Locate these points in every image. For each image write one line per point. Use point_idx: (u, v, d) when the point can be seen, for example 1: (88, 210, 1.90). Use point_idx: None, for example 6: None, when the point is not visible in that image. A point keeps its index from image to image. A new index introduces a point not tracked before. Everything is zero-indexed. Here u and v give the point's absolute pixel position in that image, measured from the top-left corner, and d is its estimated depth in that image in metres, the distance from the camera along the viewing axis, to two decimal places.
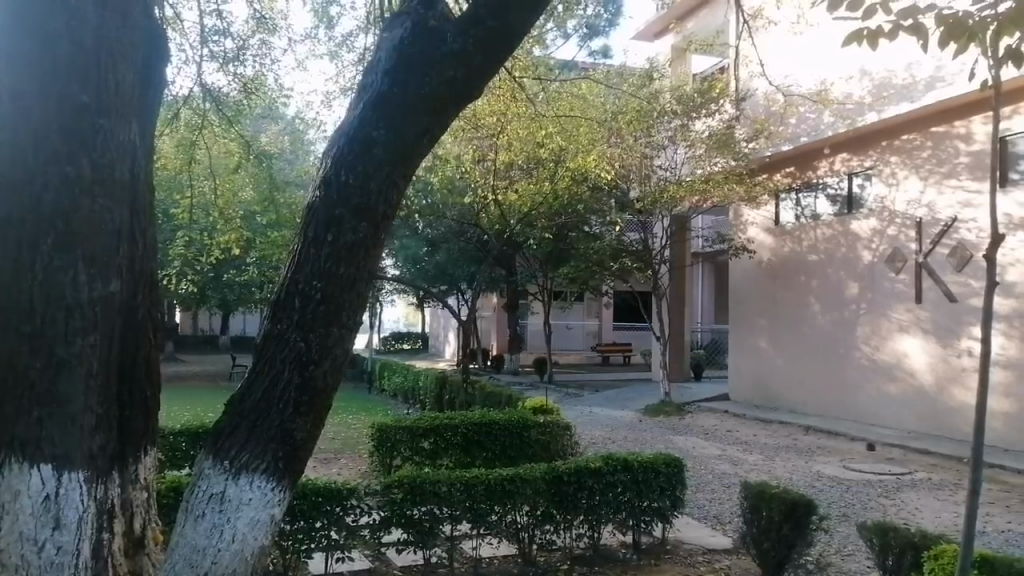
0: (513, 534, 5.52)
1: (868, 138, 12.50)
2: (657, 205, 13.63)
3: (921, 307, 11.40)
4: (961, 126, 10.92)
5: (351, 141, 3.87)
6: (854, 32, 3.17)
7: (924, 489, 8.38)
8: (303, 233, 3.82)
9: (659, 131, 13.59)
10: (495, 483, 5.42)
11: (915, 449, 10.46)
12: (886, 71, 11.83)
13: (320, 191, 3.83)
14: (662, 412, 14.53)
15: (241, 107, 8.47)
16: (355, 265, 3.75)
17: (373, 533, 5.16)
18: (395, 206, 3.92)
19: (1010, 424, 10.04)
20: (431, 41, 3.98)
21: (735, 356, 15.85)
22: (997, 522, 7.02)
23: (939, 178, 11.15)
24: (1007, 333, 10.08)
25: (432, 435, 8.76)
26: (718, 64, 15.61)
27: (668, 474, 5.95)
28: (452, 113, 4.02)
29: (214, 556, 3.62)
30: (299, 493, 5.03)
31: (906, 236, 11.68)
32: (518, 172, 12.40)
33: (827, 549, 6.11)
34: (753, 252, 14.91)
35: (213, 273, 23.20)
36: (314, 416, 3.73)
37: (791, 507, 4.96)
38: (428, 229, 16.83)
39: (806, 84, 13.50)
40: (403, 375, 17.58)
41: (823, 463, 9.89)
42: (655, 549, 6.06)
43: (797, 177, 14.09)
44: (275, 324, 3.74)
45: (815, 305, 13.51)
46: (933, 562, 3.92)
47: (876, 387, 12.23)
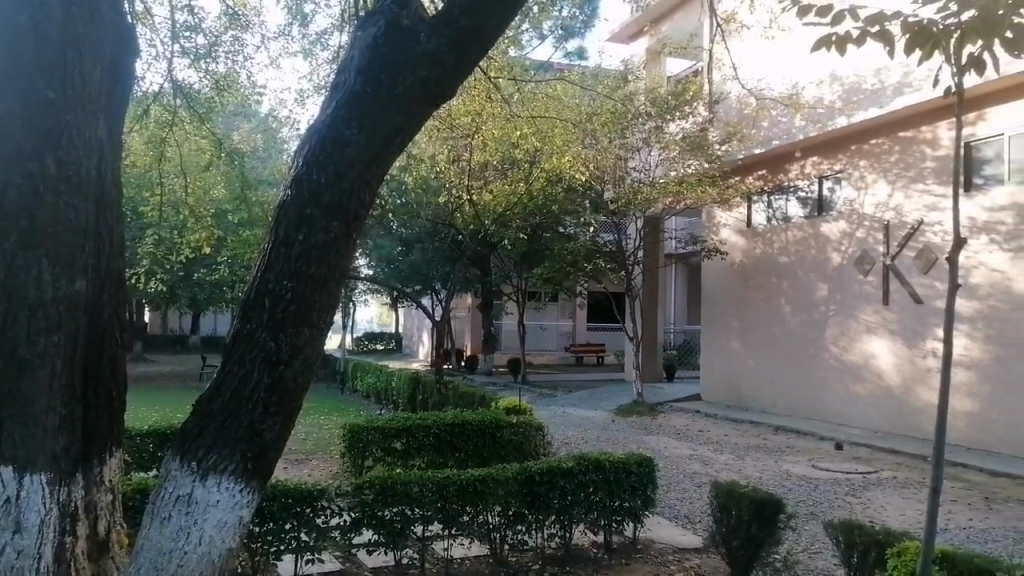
0: (484, 534, 5.52)
1: (838, 142, 12.69)
2: (630, 207, 13.71)
3: (888, 309, 11.59)
4: (927, 131, 11.12)
5: (322, 139, 3.85)
6: (823, 39, 3.25)
7: (890, 488, 8.52)
8: (273, 232, 3.80)
9: (633, 133, 13.67)
10: (467, 483, 5.42)
11: (881, 448, 10.64)
12: (855, 76, 12.02)
13: (291, 189, 3.81)
14: (634, 412, 14.62)
15: (213, 105, 8.39)
16: (325, 265, 3.73)
17: (343, 535, 5.12)
18: (368, 206, 3.91)
19: (972, 423, 10.25)
20: (404, 40, 3.97)
21: (708, 356, 15.98)
22: (959, 519, 7.16)
23: (906, 182, 11.34)
24: (970, 334, 10.29)
25: (405, 436, 8.73)
26: (692, 67, 15.76)
27: (639, 473, 6.00)
28: (426, 113, 4.01)
29: (181, 559, 3.58)
30: (269, 494, 4.97)
31: (874, 238, 11.89)
32: (493, 172, 12.44)
33: (794, 548, 6.20)
34: (726, 254, 15.04)
35: (184, 272, 22.91)
36: (284, 416, 3.70)
37: (760, 507, 5.01)
38: (402, 229, 16.76)
39: (778, 88, 13.66)
40: (376, 376, 17.49)
41: (792, 462, 10.02)
42: (626, 549, 6.08)
43: (768, 180, 14.25)
44: (244, 324, 3.71)
45: (786, 306, 13.68)
46: (896, 559, 3.99)
47: (845, 387, 12.41)
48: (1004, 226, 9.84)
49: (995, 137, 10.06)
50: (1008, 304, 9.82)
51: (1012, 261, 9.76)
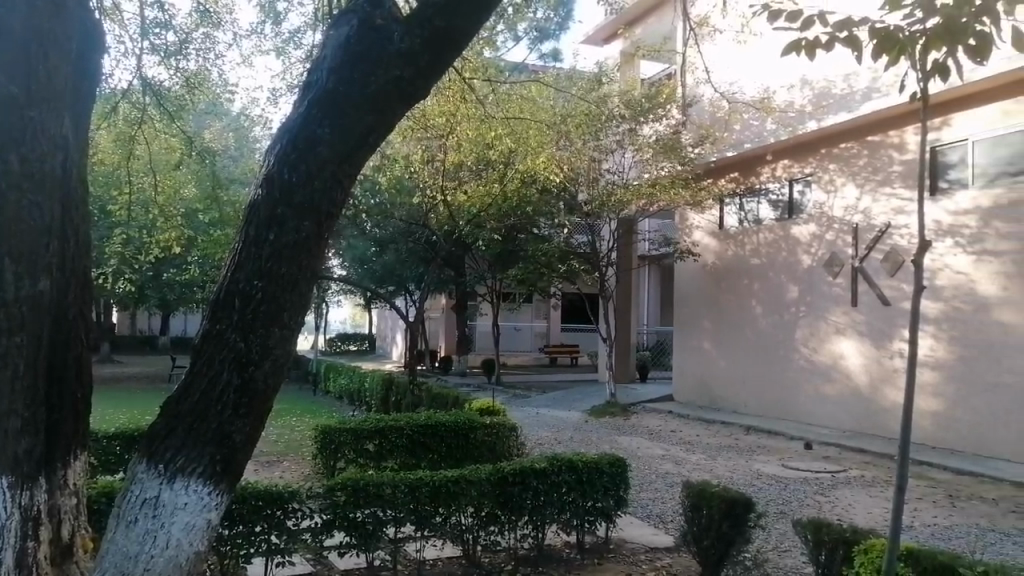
0: (457, 535, 5.50)
1: (808, 146, 12.86)
2: (604, 208, 13.77)
3: (856, 311, 11.78)
4: (895, 135, 11.30)
5: (294, 138, 3.81)
6: (793, 43, 3.29)
7: (857, 486, 8.64)
8: (243, 232, 3.76)
9: (608, 135, 13.72)
10: (440, 484, 5.40)
11: (849, 447, 10.80)
12: (825, 81, 12.19)
13: (262, 188, 3.77)
14: (607, 413, 14.68)
15: (183, 103, 8.27)
16: (296, 265, 3.70)
17: (315, 537, 5.07)
18: (341, 206, 3.88)
19: (937, 422, 10.45)
20: (377, 40, 3.94)
21: (680, 357, 16.11)
22: (924, 516, 7.29)
23: (874, 185, 11.53)
24: (935, 335, 10.49)
25: (377, 437, 8.69)
26: (665, 70, 15.84)
27: (612, 474, 6.03)
28: (399, 113, 3.99)
29: (147, 563, 3.53)
30: (238, 497, 4.91)
31: (843, 241, 12.07)
32: (467, 174, 12.60)
33: (764, 546, 6.26)
34: (699, 255, 15.16)
35: (153, 272, 22.55)
36: (254, 418, 3.66)
37: (730, 505, 5.06)
38: (376, 229, 16.66)
39: (750, 92, 13.81)
40: (349, 377, 17.36)
41: (763, 462, 10.12)
42: (599, 548, 6.11)
43: (740, 183, 14.40)
44: (213, 324, 3.66)
45: (757, 307, 13.83)
46: (863, 557, 4.06)
47: (814, 387, 12.58)
48: (968, 229, 10.04)
49: (960, 142, 10.26)
50: (971, 306, 10.03)
51: (976, 263, 9.96)
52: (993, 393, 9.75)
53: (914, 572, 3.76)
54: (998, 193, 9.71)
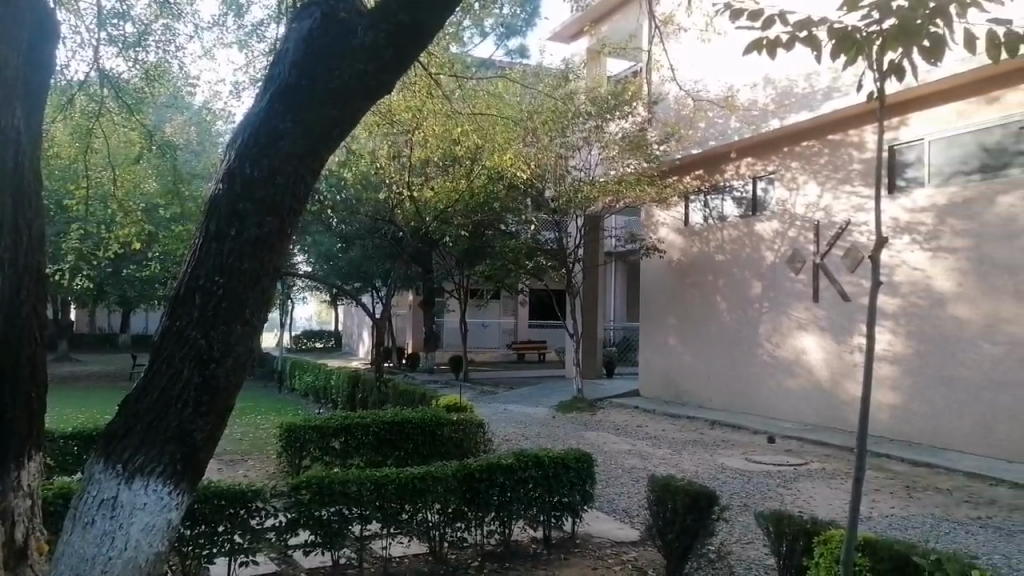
0: (424, 532, 5.48)
1: (772, 144, 13.05)
2: (571, 205, 13.81)
3: (818, 306, 11.99)
4: (854, 134, 11.51)
5: (255, 133, 3.75)
6: (755, 42, 3.33)
7: (818, 478, 8.82)
8: (204, 227, 3.70)
9: (574, 132, 13.74)
10: (407, 481, 5.38)
11: (811, 440, 11.01)
12: (787, 80, 12.35)
13: (223, 183, 3.72)
14: (574, 409, 14.76)
15: (142, 95, 8.11)
16: (259, 261, 3.65)
17: (279, 536, 5.01)
18: (303, 201, 3.84)
19: (895, 415, 10.70)
20: (340, 34, 3.90)
21: (647, 353, 16.24)
22: (882, 507, 7.46)
23: (835, 183, 11.74)
24: (893, 330, 10.72)
25: (343, 435, 8.63)
26: (632, 68, 15.92)
27: (578, 469, 6.07)
28: (363, 108, 3.95)
29: (105, 564, 3.47)
30: (200, 496, 4.83)
31: (805, 237, 12.28)
32: (434, 170, 12.84)
33: (727, 539, 6.35)
34: (664, 252, 15.31)
35: (112, 268, 22.08)
36: (215, 416, 3.60)
37: (695, 499, 5.12)
38: (342, 225, 16.52)
39: (714, 89, 13.96)
40: (314, 375, 17.20)
41: (727, 456, 10.26)
42: (566, 544, 6.15)
43: (704, 180, 14.56)
44: (173, 321, 3.60)
45: (721, 304, 14.00)
46: (822, 547, 4.14)
47: (776, 382, 12.79)
48: (924, 227, 10.27)
49: (917, 142, 10.50)
50: (927, 302, 10.28)
51: (932, 260, 10.19)
52: (948, 386, 10.00)
53: (870, 561, 3.85)
54: (953, 191, 9.96)
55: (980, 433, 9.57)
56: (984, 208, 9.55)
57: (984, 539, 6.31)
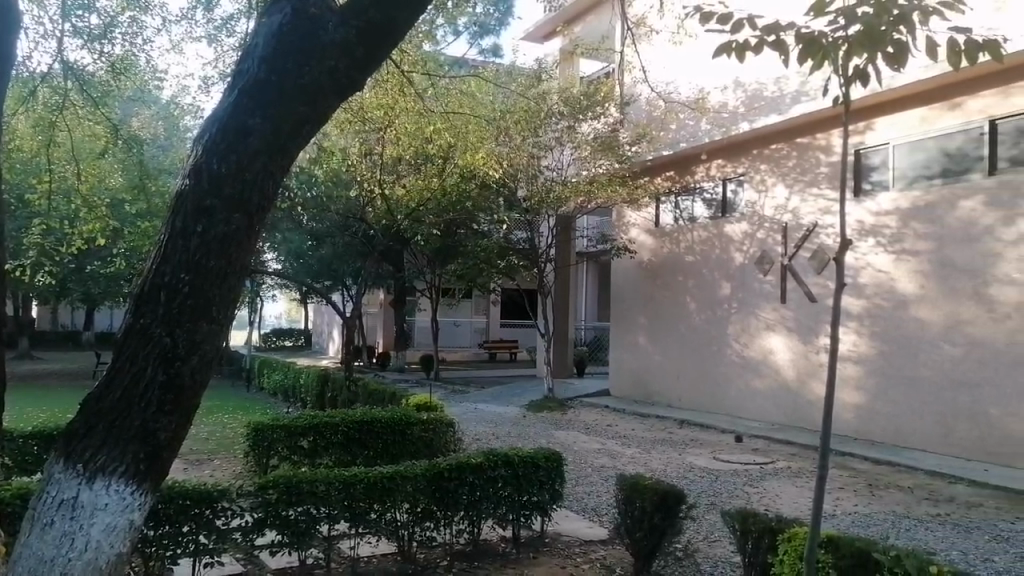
0: (392, 532, 5.45)
1: (742, 146, 13.20)
2: (544, 206, 13.85)
3: (785, 307, 12.16)
4: (822, 138, 11.69)
5: (223, 128, 3.70)
6: (723, 46, 3.37)
7: (784, 477, 8.95)
8: (169, 223, 3.65)
9: (547, 132, 13.77)
10: (376, 481, 5.34)
11: (777, 439, 11.16)
12: (757, 83, 12.49)
13: (189, 178, 3.66)
14: (545, 408, 14.80)
15: (108, 89, 7.96)
16: (225, 259, 3.60)
17: (245, 536, 4.95)
18: (271, 198, 3.80)
19: (859, 415, 10.89)
20: (310, 30, 3.85)
21: (617, 352, 16.34)
22: (846, 505, 7.59)
23: (803, 186, 11.91)
24: (857, 331, 10.91)
25: (311, 435, 8.56)
26: (604, 69, 16.00)
27: (548, 468, 6.10)
28: (333, 105, 3.92)
29: (64, 566, 3.41)
30: (165, 496, 4.75)
31: (773, 239, 12.44)
32: (406, 168, 12.76)
33: (694, 537, 6.42)
34: (635, 252, 15.42)
35: (76, 264, 21.64)
36: (180, 416, 3.55)
37: (662, 497, 5.16)
38: (312, 222, 16.39)
39: (685, 91, 14.08)
40: (283, 374, 17.03)
41: (695, 455, 10.36)
42: (534, 542, 6.16)
43: (675, 182, 14.69)
44: (137, 318, 3.54)
45: (690, 304, 14.14)
46: (787, 545, 4.19)
47: (744, 381, 12.95)
48: (889, 229, 10.46)
49: (882, 146, 10.69)
50: (890, 303, 10.47)
51: (896, 262, 10.38)
52: (910, 386, 10.20)
53: (833, 558, 3.90)
54: (915, 195, 10.16)
55: (941, 433, 9.78)
56: (946, 211, 9.76)
57: (944, 536, 6.44)
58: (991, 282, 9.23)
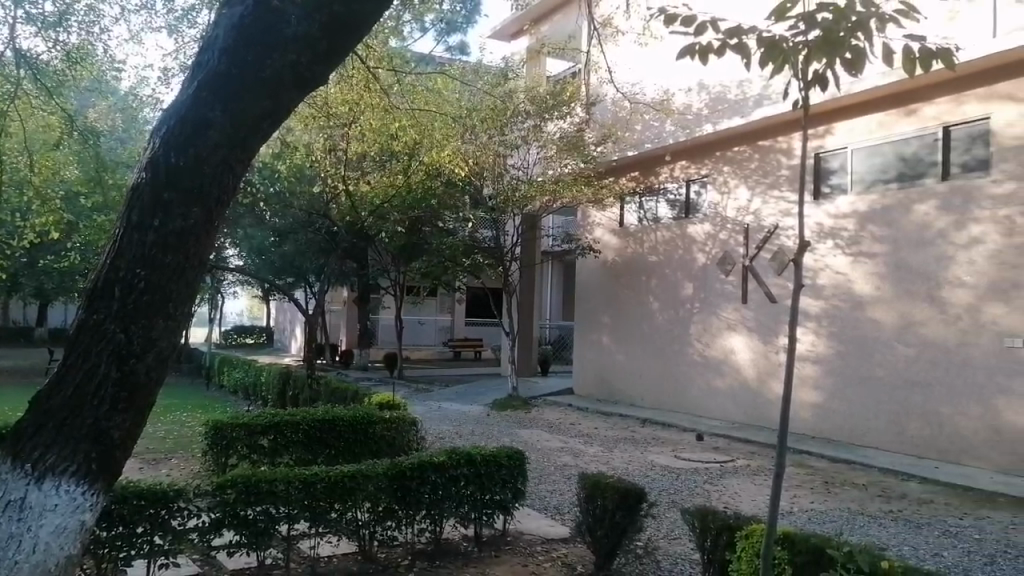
0: (353, 531, 5.41)
1: (706, 148, 13.34)
2: (509, 205, 13.85)
3: (745, 307, 12.34)
4: (783, 141, 11.88)
5: (181, 120, 3.63)
6: (687, 48, 3.39)
7: (743, 475, 9.08)
8: (125, 217, 3.57)
9: (513, 130, 13.76)
10: (335, 480, 5.29)
11: (737, 438, 11.32)
12: (721, 85, 12.64)
13: (145, 172, 3.59)
14: (509, 407, 14.83)
15: (63, 78, 7.76)
16: (183, 254, 3.53)
17: (202, 537, 4.86)
18: (230, 192, 3.74)
19: (816, 413, 11.10)
20: (272, 23, 3.76)
21: (581, 351, 16.41)
22: (802, 502, 7.73)
23: (764, 188, 12.09)
24: (815, 331, 11.11)
25: (272, 433, 8.46)
26: (571, 69, 16.05)
27: (510, 467, 6.09)
28: (294, 99, 3.87)
29: (10, 569, 3.30)
30: (118, 496, 4.64)
31: (735, 240, 12.61)
32: (371, 164, 12.66)
33: (654, 535, 6.48)
34: (599, 252, 15.50)
35: (27, 259, 21.04)
36: (134, 414, 3.48)
37: (624, 496, 5.20)
38: (275, 218, 16.17)
39: (651, 92, 14.19)
40: (243, 372, 16.78)
41: (657, 453, 10.45)
42: (496, 541, 6.16)
43: (640, 182, 14.80)
44: (90, 314, 3.46)
45: (653, 304, 14.27)
46: (745, 542, 4.25)
47: (705, 380, 13.11)
48: (847, 232, 10.68)
49: (841, 150, 10.90)
50: (847, 304, 10.68)
51: (853, 263, 10.60)
52: (866, 386, 10.43)
53: (789, 555, 3.97)
54: (872, 199, 10.38)
55: (895, 431, 10.02)
56: (901, 214, 9.98)
57: (896, 532, 6.59)
58: (944, 285, 9.47)
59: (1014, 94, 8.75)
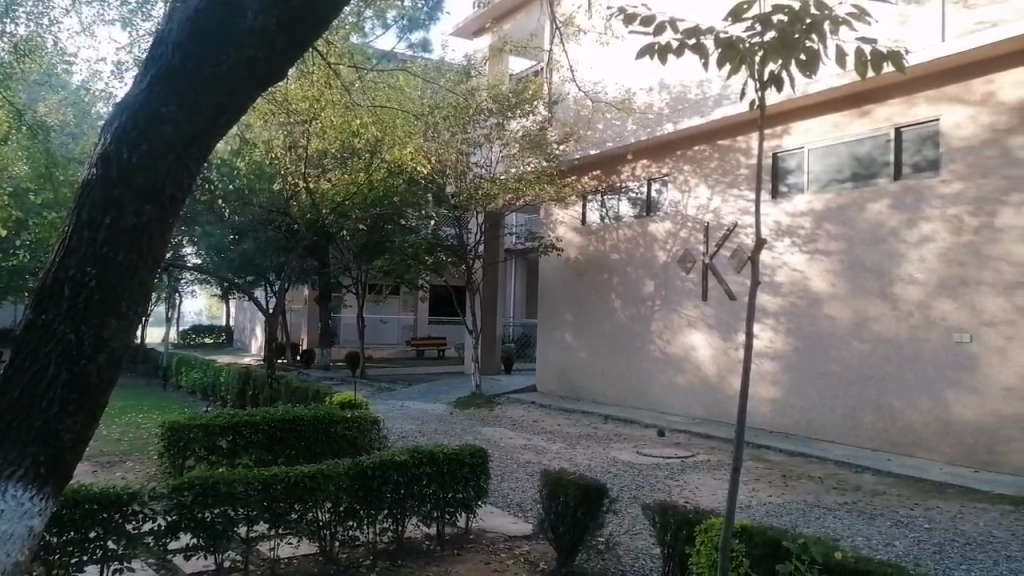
0: (314, 532, 5.34)
1: (666, 146, 13.47)
2: (472, 202, 13.85)
3: (706, 305, 12.51)
4: (742, 140, 12.07)
5: (132, 115, 3.54)
6: (647, 47, 3.41)
7: (703, 470, 9.20)
8: (75, 214, 3.48)
9: (475, 129, 13.79)
10: (295, 480, 5.23)
11: (697, 433, 11.47)
12: (682, 85, 12.80)
13: (96, 168, 3.50)
14: (472, 405, 14.82)
15: (11, 71, 7.60)
16: (136, 252, 3.46)
17: (158, 541, 4.75)
18: (185, 190, 3.68)
19: (774, 408, 11.30)
20: (228, 18, 3.69)
21: (544, 349, 16.45)
22: (761, 495, 7.86)
23: (724, 187, 12.26)
24: (774, 328, 11.31)
25: (230, 434, 8.33)
26: (533, 67, 16.09)
27: (472, 465, 6.09)
28: (252, 95, 3.82)
29: None
30: (70, 500, 4.53)
31: (695, 238, 12.76)
32: (331, 161, 12.51)
33: (616, 530, 6.54)
34: (562, 250, 15.55)
35: None
36: (86, 416, 3.40)
37: (586, 492, 5.22)
38: (234, 216, 15.91)
39: (612, 91, 14.28)
40: (201, 372, 16.48)
41: (618, 449, 10.53)
42: (459, 539, 6.15)
43: (602, 181, 14.88)
44: (39, 314, 3.36)
45: (616, 302, 14.38)
46: (704, 535, 4.31)
47: (666, 377, 13.25)
48: (803, 230, 10.88)
49: (799, 150, 11.10)
50: (804, 301, 10.89)
51: (810, 261, 10.80)
52: (822, 381, 10.64)
53: (746, 549, 4.03)
54: (828, 198, 10.59)
55: (849, 425, 10.25)
56: (856, 213, 10.21)
57: (850, 523, 6.75)
58: (896, 282, 9.71)
59: (962, 96, 9.01)
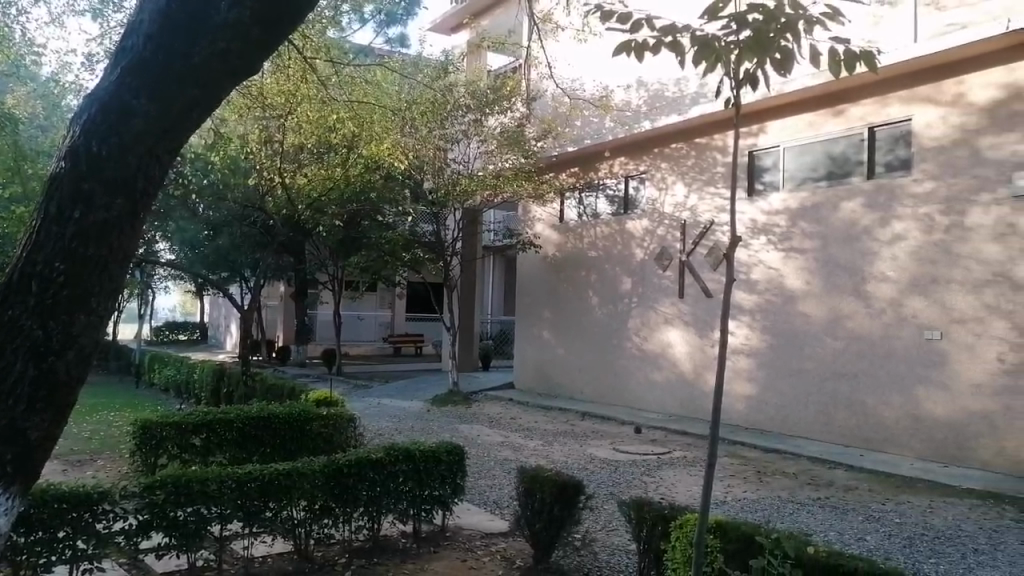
0: (289, 530, 5.30)
1: (643, 144, 13.54)
2: (450, 198, 13.82)
3: (682, 302, 12.58)
4: (718, 139, 12.15)
5: (103, 108, 3.48)
6: (623, 44, 3.42)
7: (679, 466, 9.26)
8: (43, 208, 3.41)
9: (453, 125, 13.75)
10: (270, 479, 5.18)
11: (673, 430, 11.55)
12: (659, 83, 12.86)
13: (65, 161, 3.43)
14: (449, 402, 14.80)
15: None
16: (106, 246, 3.40)
17: (129, 541, 4.67)
18: (157, 184, 3.62)
19: (749, 405, 11.40)
20: (200, 10, 3.63)
21: (521, 346, 16.45)
22: (736, 491, 7.93)
23: (700, 185, 12.34)
24: (749, 325, 11.40)
25: (204, 432, 8.24)
26: (510, 64, 16.07)
27: (449, 462, 6.07)
28: (225, 88, 3.77)
29: None
30: (37, 499, 4.43)
31: (672, 236, 12.83)
32: (307, 156, 12.39)
33: (592, 526, 6.56)
34: (540, 247, 15.57)
35: None
36: (54, 413, 3.34)
37: (562, 489, 5.22)
38: (209, 211, 15.72)
39: (590, 88, 14.31)
40: (174, 369, 16.28)
41: (595, 446, 10.57)
42: (435, 537, 6.13)
43: (580, 178, 14.91)
44: (4, 310, 3.28)
45: (593, 299, 14.43)
46: (678, 531, 4.33)
47: (643, 374, 13.32)
48: (778, 228, 10.99)
49: (774, 148, 11.20)
50: (779, 299, 11.00)
51: (784, 259, 10.91)
52: (796, 378, 10.76)
53: (721, 544, 4.06)
54: (803, 196, 10.70)
55: (823, 422, 10.37)
56: (829, 212, 10.33)
57: (823, 518, 6.82)
58: (869, 279, 9.84)
59: (933, 97, 9.14)
